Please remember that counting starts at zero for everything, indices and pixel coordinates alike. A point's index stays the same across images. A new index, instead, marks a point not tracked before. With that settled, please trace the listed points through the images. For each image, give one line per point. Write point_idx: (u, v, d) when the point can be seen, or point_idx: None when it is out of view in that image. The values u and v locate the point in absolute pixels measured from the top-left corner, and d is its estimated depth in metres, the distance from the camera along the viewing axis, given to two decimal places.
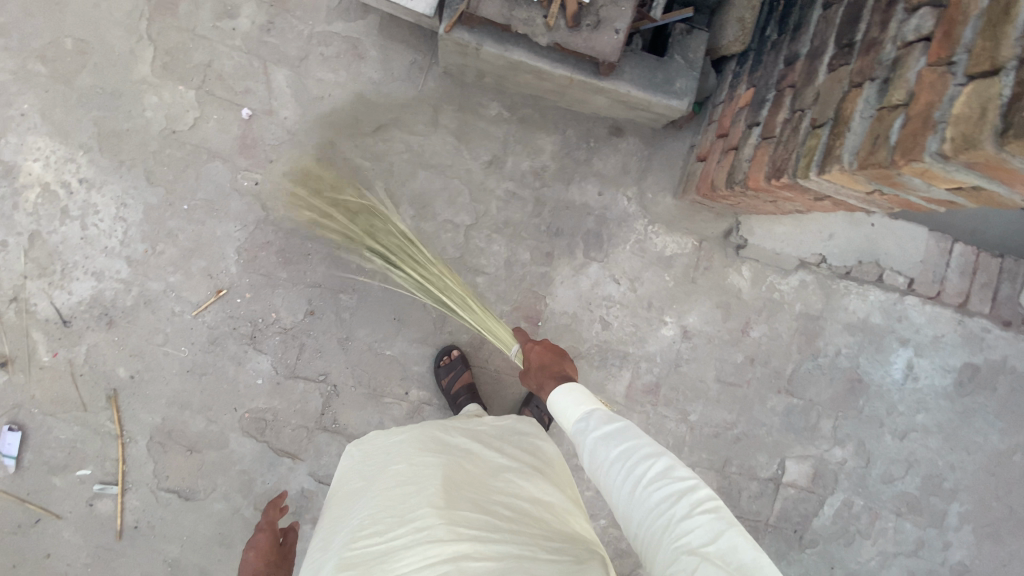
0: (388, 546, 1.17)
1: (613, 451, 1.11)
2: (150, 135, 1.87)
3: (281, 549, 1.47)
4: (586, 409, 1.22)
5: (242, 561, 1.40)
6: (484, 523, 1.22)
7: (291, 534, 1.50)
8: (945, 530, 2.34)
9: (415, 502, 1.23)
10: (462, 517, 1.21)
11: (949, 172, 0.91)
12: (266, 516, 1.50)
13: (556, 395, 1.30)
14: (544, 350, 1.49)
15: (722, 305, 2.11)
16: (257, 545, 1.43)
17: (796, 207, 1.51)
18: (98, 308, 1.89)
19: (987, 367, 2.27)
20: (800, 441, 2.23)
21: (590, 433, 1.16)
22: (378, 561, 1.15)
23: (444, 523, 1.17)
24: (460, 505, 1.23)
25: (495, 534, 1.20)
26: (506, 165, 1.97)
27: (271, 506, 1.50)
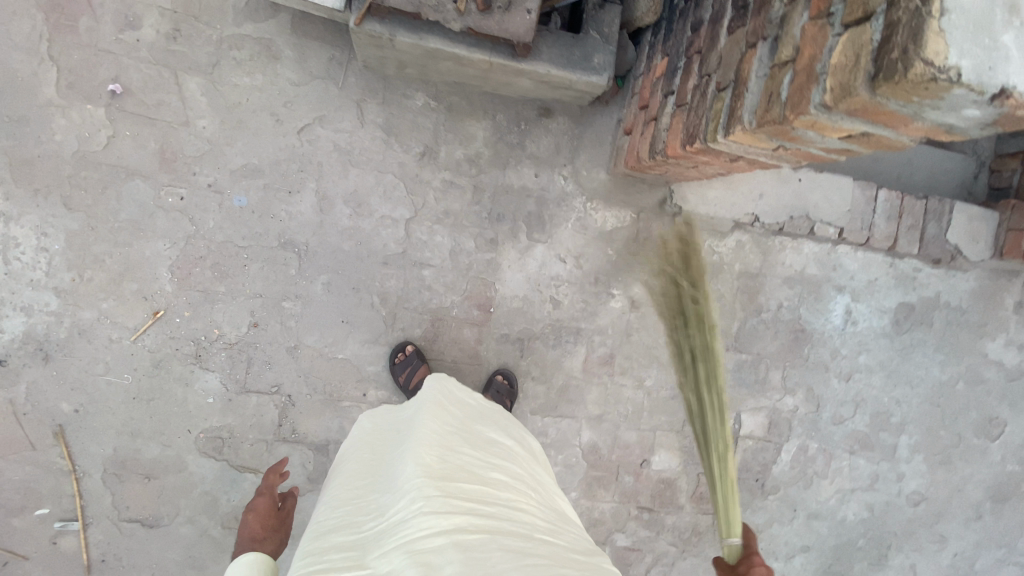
0: (383, 523, 1.01)
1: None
2: (63, 159, 1.77)
3: (281, 515, 1.31)
4: None
5: (240, 525, 1.23)
6: (482, 495, 1.08)
7: (290, 499, 1.34)
8: (897, 462, 2.49)
9: (407, 471, 1.07)
10: (458, 489, 1.05)
11: (836, 121, 0.94)
12: (264, 482, 1.35)
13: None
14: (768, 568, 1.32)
15: (665, 273, 2.18)
16: (256, 510, 1.27)
17: (717, 170, 1.56)
18: (32, 344, 1.79)
19: (921, 305, 2.40)
20: (752, 394, 2.34)
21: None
22: (373, 541, 0.99)
23: (439, 494, 1.01)
24: (456, 476, 1.08)
25: (492, 508, 1.06)
26: (440, 155, 1.96)
27: (273, 470, 1.35)
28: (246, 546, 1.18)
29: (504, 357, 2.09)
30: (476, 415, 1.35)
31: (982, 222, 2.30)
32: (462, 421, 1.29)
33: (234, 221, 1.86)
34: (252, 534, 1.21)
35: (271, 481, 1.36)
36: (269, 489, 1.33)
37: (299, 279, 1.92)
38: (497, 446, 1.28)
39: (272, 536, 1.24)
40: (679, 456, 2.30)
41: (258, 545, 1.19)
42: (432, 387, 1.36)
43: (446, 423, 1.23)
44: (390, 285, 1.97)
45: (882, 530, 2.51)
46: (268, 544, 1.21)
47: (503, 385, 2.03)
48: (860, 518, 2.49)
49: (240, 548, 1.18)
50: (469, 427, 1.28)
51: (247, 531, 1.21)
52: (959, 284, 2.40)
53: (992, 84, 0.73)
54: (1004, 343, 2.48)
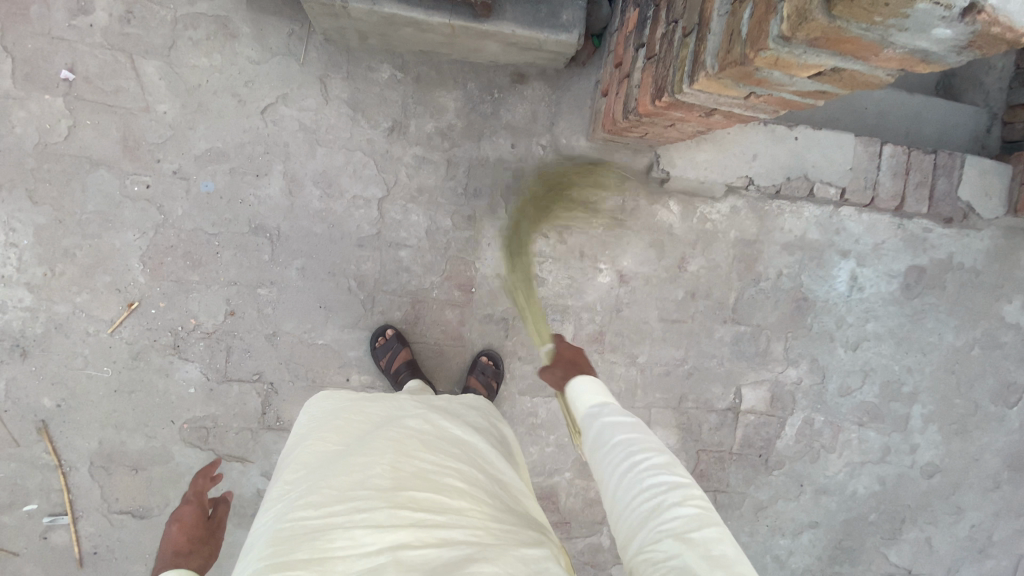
0: (322, 525, 0.97)
1: (610, 414, 1.15)
2: (25, 152, 1.74)
3: (211, 525, 1.22)
4: (599, 400, 1.20)
5: (162, 539, 1.15)
6: (433, 499, 1.03)
7: (222, 506, 1.25)
8: (910, 433, 2.37)
9: (355, 479, 1.04)
10: (408, 498, 1.01)
11: (799, 57, 0.84)
12: (193, 488, 1.26)
13: (576, 378, 1.26)
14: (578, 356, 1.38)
15: (655, 244, 2.08)
16: (181, 521, 1.19)
17: (696, 127, 1.46)
18: (9, 340, 1.79)
19: (933, 267, 2.26)
20: (752, 367, 2.24)
21: (605, 412, 1.16)
22: (307, 539, 0.95)
23: (386, 507, 0.98)
24: (407, 483, 1.03)
25: (443, 513, 1.01)
26: (410, 129, 1.88)
27: (201, 475, 1.27)
28: (166, 562, 1.10)
29: (489, 338, 2.02)
30: (441, 413, 1.29)
31: (996, 176, 2.14)
32: (424, 420, 1.23)
33: (203, 208, 1.82)
34: (174, 550, 1.13)
35: (201, 484, 1.27)
36: (198, 496, 1.25)
37: (273, 265, 1.87)
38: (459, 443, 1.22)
39: (201, 549, 1.17)
40: (676, 433, 2.23)
41: (181, 560, 1.12)
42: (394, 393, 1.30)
43: (405, 427, 1.17)
44: (366, 267, 1.92)
45: (895, 504, 2.41)
46: (194, 558, 1.14)
47: (489, 366, 1.97)
48: (871, 491, 2.39)
49: (161, 565, 1.11)
50: (431, 424, 1.22)
51: (170, 546, 1.14)
52: (974, 243, 2.25)
53: None
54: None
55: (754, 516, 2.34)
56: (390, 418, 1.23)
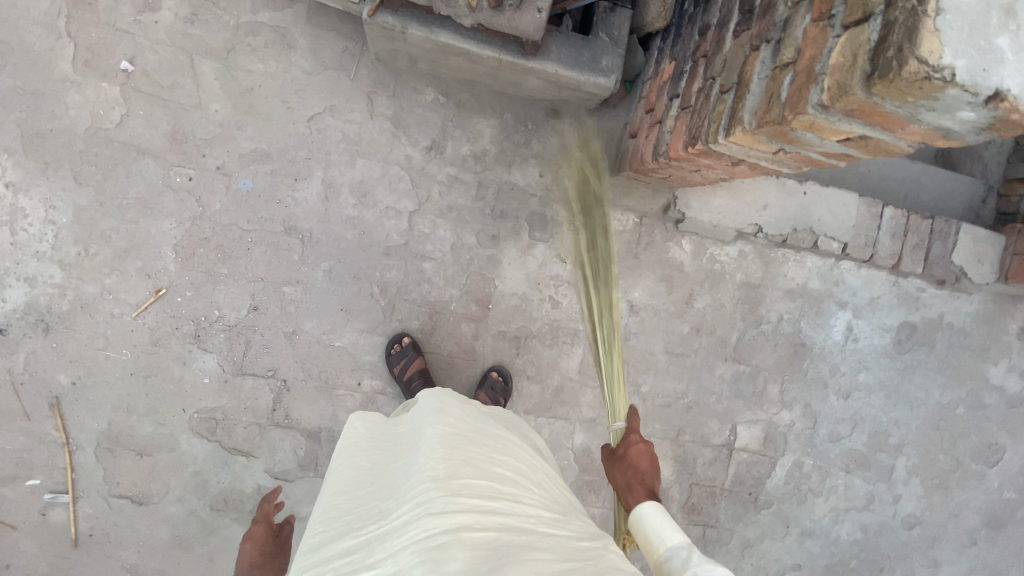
0: (389, 525, 1.04)
1: (701, 564, 1.07)
2: (76, 134, 1.81)
3: (280, 540, 1.39)
4: (678, 541, 1.14)
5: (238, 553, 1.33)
6: (485, 489, 1.09)
7: (287, 526, 1.42)
8: (894, 484, 2.45)
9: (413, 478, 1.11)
10: (462, 486, 1.07)
11: (834, 123, 0.95)
12: (261, 511, 1.40)
13: (646, 510, 1.20)
14: (646, 457, 1.31)
15: (666, 279, 2.17)
16: (253, 538, 1.35)
17: (719, 174, 1.57)
18: (34, 315, 1.82)
19: (924, 325, 2.38)
20: (748, 406, 2.32)
21: (689, 555, 1.09)
22: (380, 541, 1.02)
23: (442, 494, 1.04)
24: (458, 473, 1.10)
25: (496, 502, 1.08)
26: (446, 149, 1.97)
27: (271, 497, 1.45)
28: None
29: (500, 355, 2.08)
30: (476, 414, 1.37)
31: (987, 245, 2.29)
32: (464, 420, 1.31)
33: (241, 204, 1.89)
34: (250, 561, 1.30)
35: (271, 507, 1.45)
36: (269, 516, 1.43)
37: (301, 266, 1.93)
38: (501, 441, 1.29)
39: (271, 563, 1.33)
40: (671, 464, 2.29)
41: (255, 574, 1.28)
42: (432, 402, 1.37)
43: (451, 425, 1.25)
44: (390, 276, 1.98)
45: (876, 553, 2.47)
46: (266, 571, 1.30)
47: (498, 382, 2.02)
48: (854, 538, 2.45)
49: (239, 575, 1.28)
50: (472, 425, 1.30)
51: (246, 560, 1.31)
52: (963, 306, 2.38)
53: (985, 87, 0.74)
54: (1006, 369, 2.45)
55: (739, 554, 2.39)
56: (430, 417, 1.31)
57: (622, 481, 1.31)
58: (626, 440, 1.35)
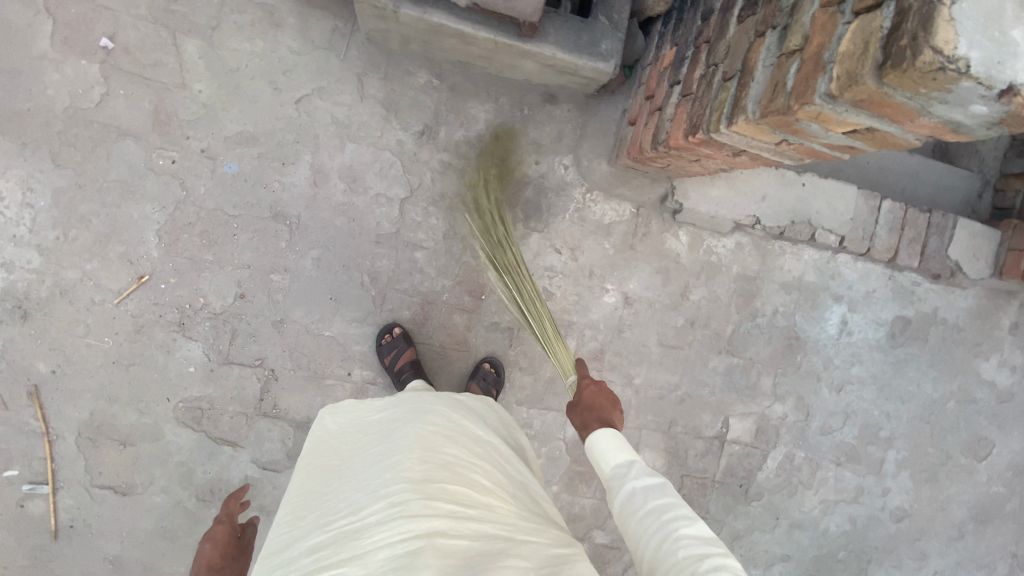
0: (360, 524, 1.02)
1: (643, 479, 1.14)
2: (54, 114, 1.74)
3: (241, 543, 1.34)
4: (626, 458, 1.20)
5: (196, 555, 1.27)
6: (462, 494, 1.08)
7: (251, 528, 1.37)
8: (884, 477, 2.46)
9: (388, 478, 1.09)
10: (439, 490, 1.06)
11: (840, 114, 0.91)
12: (224, 509, 1.37)
13: (597, 434, 1.26)
14: (598, 392, 1.37)
15: (661, 271, 2.15)
16: (214, 539, 1.30)
17: (719, 165, 1.53)
18: (11, 301, 1.76)
19: (918, 319, 2.37)
20: (741, 399, 2.31)
21: (632, 471, 1.17)
22: (350, 539, 1.01)
23: (419, 497, 1.02)
24: (435, 477, 1.08)
25: (472, 509, 1.07)
26: (439, 135, 1.92)
27: (233, 498, 1.37)
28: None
29: (493, 346, 2.05)
30: (459, 413, 1.35)
31: (983, 240, 2.28)
32: (444, 419, 1.29)
33: (226, 189, 1.83)
34: (208, 564, 1.25)
35: (233, 508, 1.38)
36: (230, 516, 1.36)
37: (289, 253, 1.88)
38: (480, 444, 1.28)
39: (230, 567, 1.28)
40: (663, 456, 2.29)
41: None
42: (412, 402, 1.35)
43: (431, 424, 1.23)
44: (381, 264, 1.94)
45: (863, 544, 2.49)
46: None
47: (490, 373, 1.99)
48: (842, 530, 2.46)
49: None
50: (453, 425, 1.28)
51: (202, 560, 1.25)
52: (957, 301, 2.37)
53: (1000, 80, 0.71)
54: (998, 363, 2.46)
55: (729, 545, 2.39)
56: (410, 414, 1.29)
57: (581, 420, 1.36)
58: (579, 386, 1.42)
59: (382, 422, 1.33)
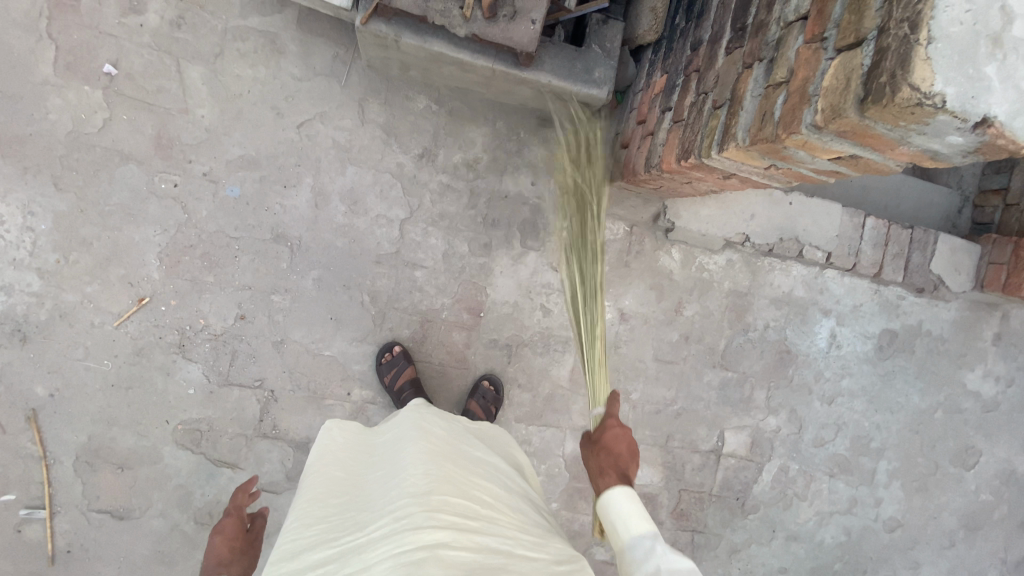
0: (365, 538, 1.06)
1: (668, 558, 1.11)
2: (57, 139, 1.77)
3: (250, 535, 1.36)
4: (649, 532, 1.17)
5: (207, 548, 1.29)
6: (464, 507, 1.10)
7: (259, 519, 1.39)
8: (876, 487, 2.50)
9: (394, 493, 1.12)
10: (441, 502, 1.07)
11: (826, 143, 0.97)
12: (232, 501, 1.37)
13: (617, 493, 1.21)
14: (623, 436, 1.30)
15: (656, 288, 2.19)
16: (223, 532, 1.32)
17: (710, 187, 1.59)
18: (9, 324, 1.76)
19: (904, 332, 2.44)
20: (736, 412, 2.35)
21: (657, 546, 1.14)
22: (355, 554, 1.04)
23: (421, 510, 1.04)
24: (439, 488, 1.10)
25: (474, 522, 1.08)
26: (438, 157, 1.97)
27: (241, 491, 1.37)
28: (210, 573, 1.24)
29: (491, 364, 2.07)
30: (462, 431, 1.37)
31: (964, 254, 2.36)
32: (447, 435, 1.31)
33: (228, 212, 1.86)
34: (217, 558, 1.27)
35: (242, 498, 1.39)
36: (238, 509, 1.37)
37: (290, 274, 1.90)
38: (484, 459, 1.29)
39: (240, 559, 1.30)
40: (660, 470, 2.31)
41: (223, 571, 1.26)
42: (418, 414, 1.37)
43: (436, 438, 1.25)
44: (380, 284, 1.96)
45: (859, 555, 2.52)
46: (234, 568, 1.27)
47: (489, 391, 2.01)
48: (838, 541, 2.49)
49: (206, 571, 1.26)
50: (456, 441, 1.30)
51: (213, 555, 1.28)
52: (941, 313, 2.45)
53: (974, 113, 0.77)
54: (982, 374, 2.53)
55: (727, 559, 2.41)
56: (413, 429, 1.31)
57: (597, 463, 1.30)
58: (603, 424, 1.34)
59: (389, 435, 1.36)
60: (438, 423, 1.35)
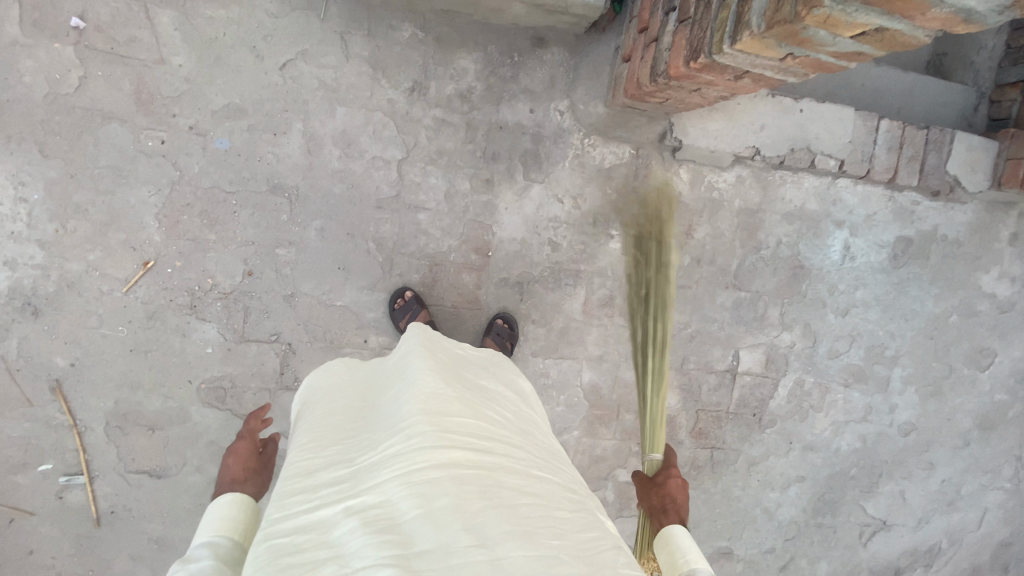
0: (378, 457, 1.01)
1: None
2: (34, 103, 1.69)
3: (263, 459, 1.37)
4: (704, 569, 1.18)
5: (221, 467, 1.30)
6: (475, 428, 1.09)
7: (271, 445, 1.40)
8: (891, 394, 2.54)
9: (404, 410, 1.09)
10: (453, 423, 1.06)
11: (850, 15, 0.91)
12: (247, 427, 1.41)
13: (678, 530, 1.27)
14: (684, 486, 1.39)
15: (665, 212, 2.15)
16: (237, 453, 1.34)
17: (719, 92, 1.51)
18: (20, 298, 1.75)
19: (919, 238, 2.40)
20: (750, 331, 2.35)
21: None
22: (367, 472, 0.99)
23: (434, 429, 1.02)
24: (449, 410, 1.08)
25: (487, 443, 1.07)
26: (430, 90, 1.88)
27: (254, 416, 1.41)
28: (225, 487, 1.24)
29: (504, 302, 2.07)
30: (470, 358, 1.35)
31: (981, 152, 2.28)
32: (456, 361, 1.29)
33: (220, 165, 1.80)
34: (232, 476, 1.27)
35: (254, 426, 1.42)
36: (251, 434, 1.40)
37: (292, 226, 1.87)
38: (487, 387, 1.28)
39: (253, 479, 1.30)
40: (677, 393, 2.34)
41: (238, 486, 1.25)
42: (419, 338, 1.34)
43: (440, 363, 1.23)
44: (385, 230, 1.93)
45: (874, 460, 2.58)
46: (248, 485, 1.27)
47: (504, 328, 2.01)
48: (854, 448, 2.55)
49: (220, 488, 1.24)
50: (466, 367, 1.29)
51: (227, 473, 1.28)
52: (956, 216, 2.40)
53: None
54: (998, 275, 2.50)
55: (746, 472, 2.47)
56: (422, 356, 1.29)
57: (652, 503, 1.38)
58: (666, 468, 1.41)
59: (393, 363, 1.33)
60: (446, 352, 1.32)
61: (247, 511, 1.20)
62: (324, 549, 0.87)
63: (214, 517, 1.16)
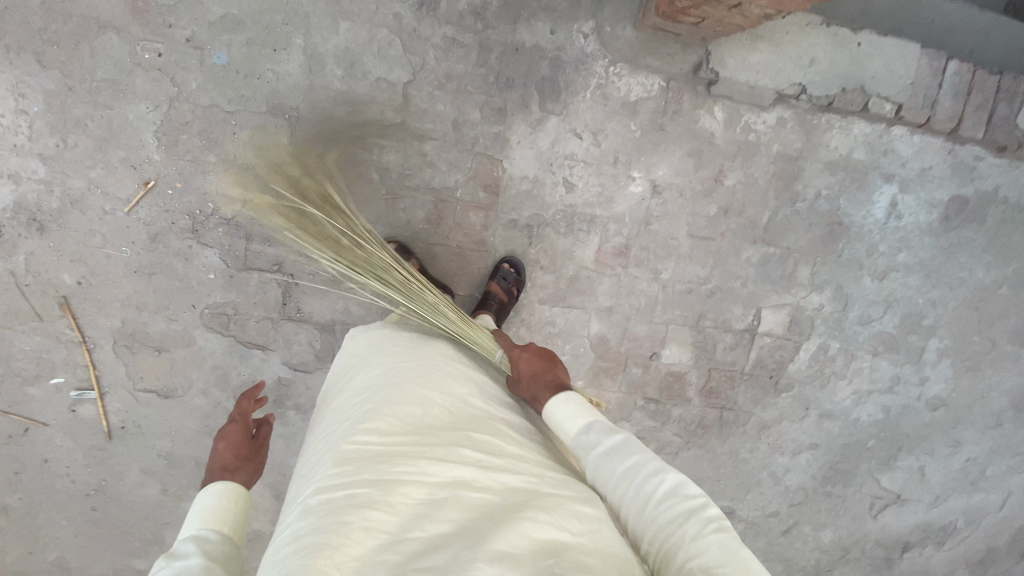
0: (387, 453, 0.99)
1: (659, 488, 1.03)
2: (30, 8, 1.63)
3: (255, 443, 1.30)
4: (586, 421, 1.22)
5: (211, 452, 1.23)
6: (491, 445, 1.06)
7: (265, 427, 1.35)
8: (923, 366, 2.37)
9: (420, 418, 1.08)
10: (467, 440, 1.04)
11: None
12: (237, 408, 1.36)
13: (553, 405, 1.26)
14: (534, 357, 1.38)
15: (693, 154, 1.97)
16: (228, 438, 1.27)
17: (761, 8, 1.34)
18: (25, 214, 1.75)
19: (978, 199, 2.16)
20: (776, 290, 2.19)
21: (596, 431, 1.18)
22: (375, 467, 0.96)
23: (448, 446, 1.02)
24: (463, 429, 1.08)
25: (499, 458, 1.03)
26: (441, 6, 1.74)
27: (246, 398, 1.37)
28: (215, 477, 1.17)
29: (512, 245, 1.97)
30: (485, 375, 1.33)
31: None
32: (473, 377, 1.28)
33: (218, 81, 1.72)
34: (222, 464, 1.20)
35: (246, 407, 1.38)
36: (243, 415, 1.35)
37: None
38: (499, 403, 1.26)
39: (246, 467, 1.23)
40: (691, 351, 2.22)
41: (228, 475, 1.18)
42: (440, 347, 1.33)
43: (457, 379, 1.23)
44: (389, 159, 1.83)
45: (895, 433, 2.46)
46: (239, 474, 1.20)
47: (510, 273, 1.93)
48: (875, 419, 2.43)
49: (210, 476, 1.18)
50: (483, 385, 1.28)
51: (217, 462, 1.21)
52: (1021, 175, 2.15)
53: None
54: None
55: (756, 435, 2.39)
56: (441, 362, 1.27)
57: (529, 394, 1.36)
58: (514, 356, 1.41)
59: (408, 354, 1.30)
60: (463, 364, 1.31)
61: (236, 504, 1.12)
62: (320, 533, 0.86)
63: (203, 509, 1.09)
